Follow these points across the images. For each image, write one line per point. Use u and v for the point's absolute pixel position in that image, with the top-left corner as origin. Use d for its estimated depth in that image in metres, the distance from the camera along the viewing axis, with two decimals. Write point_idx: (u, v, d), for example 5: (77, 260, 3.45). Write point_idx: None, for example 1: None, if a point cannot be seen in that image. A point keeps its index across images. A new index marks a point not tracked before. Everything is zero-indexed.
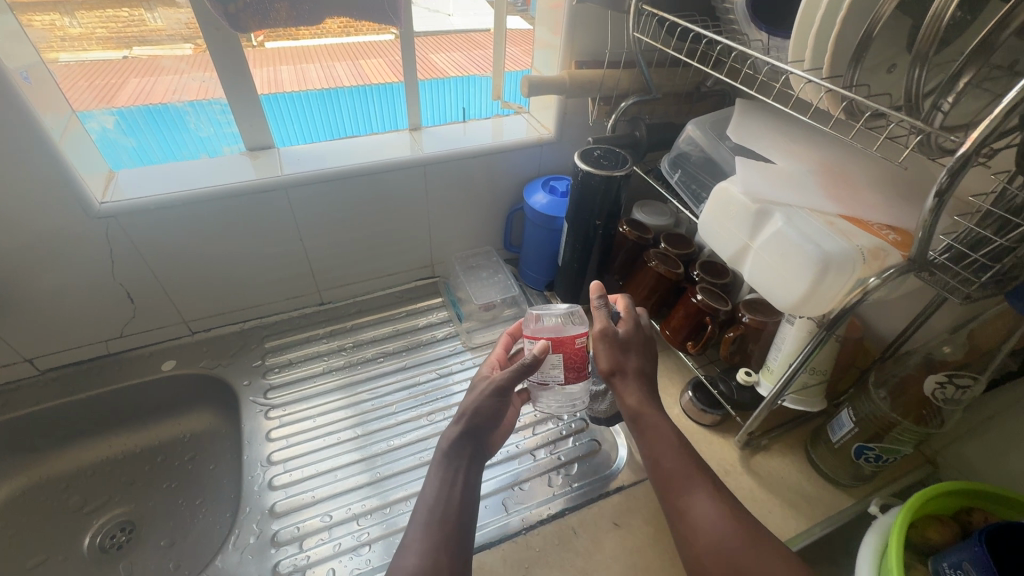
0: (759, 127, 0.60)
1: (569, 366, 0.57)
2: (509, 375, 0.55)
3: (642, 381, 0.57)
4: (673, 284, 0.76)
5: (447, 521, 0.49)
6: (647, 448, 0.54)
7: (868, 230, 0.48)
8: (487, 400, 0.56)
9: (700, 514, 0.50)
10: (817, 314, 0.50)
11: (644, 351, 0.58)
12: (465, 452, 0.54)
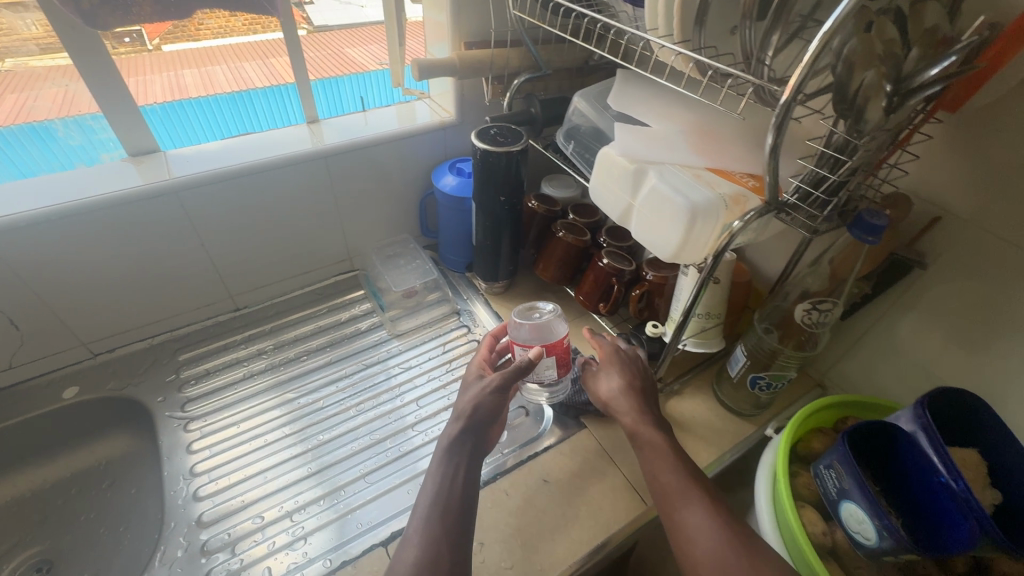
0: (636, 95, 0.64)
1: (561, 363, 0.65)
2: (507, 374, 0.61)
3: (638, 398, 0.63)
4: (582, 251, 0.79)
5: (449, 510, 0.51)
6: (648, 465, 0.57)
7: (730, 179, 0.53)
8: (487, 397, 0.61)
9: (696, 527, 0.51)
10: (696, 260, 0.55)
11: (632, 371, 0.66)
12: (465, 448, 0.57)
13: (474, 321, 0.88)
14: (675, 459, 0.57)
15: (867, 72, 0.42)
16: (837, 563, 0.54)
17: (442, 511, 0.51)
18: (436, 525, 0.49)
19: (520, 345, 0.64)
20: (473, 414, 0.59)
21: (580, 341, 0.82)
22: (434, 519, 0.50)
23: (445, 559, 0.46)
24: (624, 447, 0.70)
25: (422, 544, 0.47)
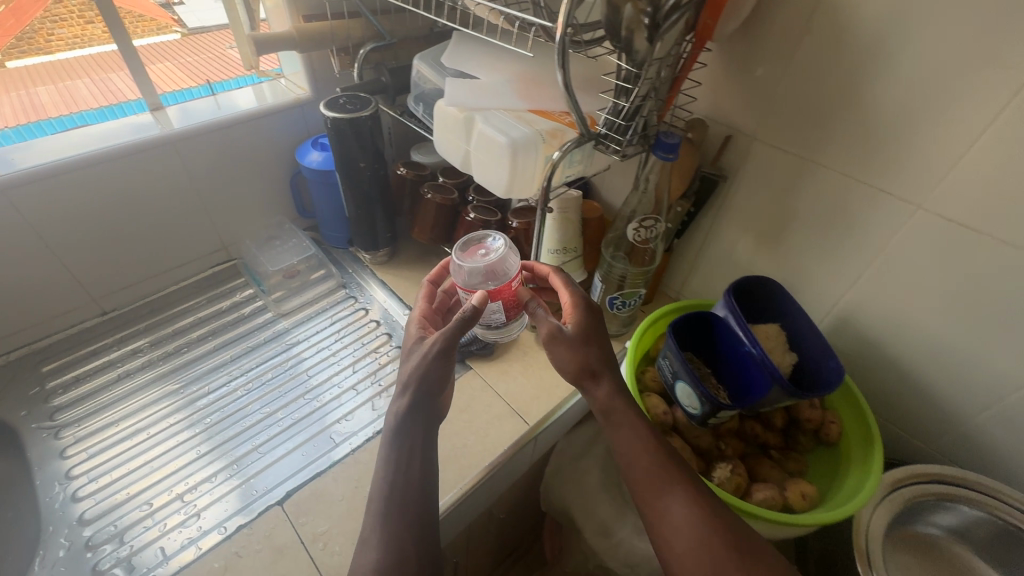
0: (469, 53, 0.69)
1: (508, 305, 0.64)
2: (448, 334, 0.55)
3: (614, 372, 0.58)
4: (451, 209, 0.84)
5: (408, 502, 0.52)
6: (628, 456, 0.54)
7: (549, 117, 0.59)
8: (433, 362, 0.56)
9: (674, 517, 0.50)
10: (531, 195, 0.61)
11: (598, 337, 0.58)
12: (416, 426, 0.55)
13: (360, 291, 0.90)
14: (657, 452, 0.54)
15: (627, 8, 0.49)
16: (679, 435, 0.64)
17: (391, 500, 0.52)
18: (396, 522, 0.51)
19: (466, 289, 0.62)
20: (421, 383, 0.56)
21: None
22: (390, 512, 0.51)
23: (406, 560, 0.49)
24: (507, 380, 0.76)
25: (381, 548, 0.49)
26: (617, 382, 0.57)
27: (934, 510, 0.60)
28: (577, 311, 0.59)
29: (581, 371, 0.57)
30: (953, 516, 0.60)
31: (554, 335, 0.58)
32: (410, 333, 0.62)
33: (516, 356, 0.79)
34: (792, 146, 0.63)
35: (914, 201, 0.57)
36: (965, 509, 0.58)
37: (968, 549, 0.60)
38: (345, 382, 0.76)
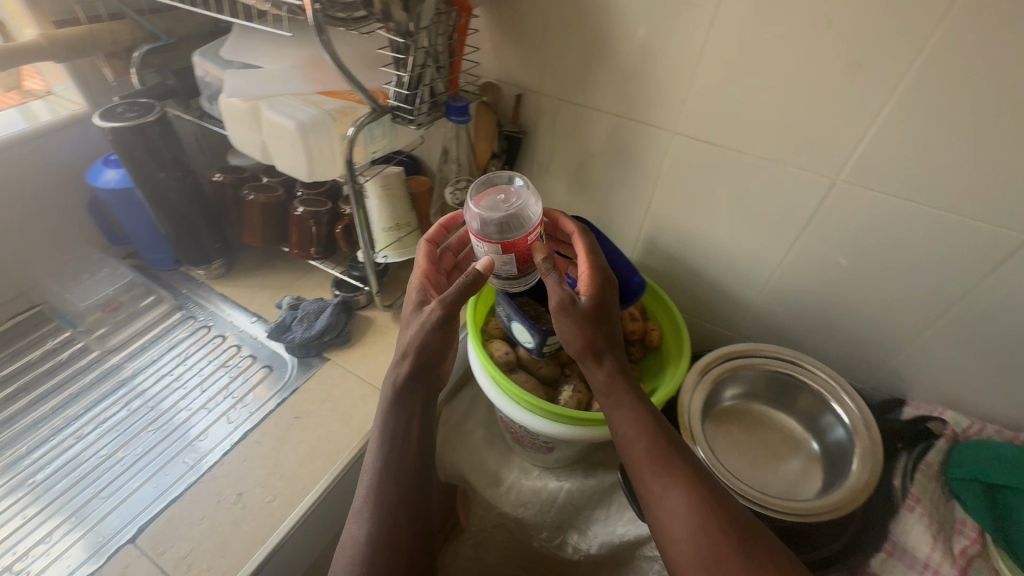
0: (250, 42, 0.67)
1: (524, 262, 0.56)
2: (447, 302, 0.53)
3: (618, 352, 0.56)
4: (278, 206, 0.82)
5: (407, 463, 0.54)
6: (627, 437, 0.54)
7: (337, 97, 0.61)
8: (430, 334, 0.54)
9: (671, 506, 0.51)
10: (338, 175, 0.64)
11: (606, 318, 0.56)
12: (416, 398, 0.57)
13: (200, 308, 0.85)
14: (659, 433, 0.53)
15: None
16: (525, 370, 0.70)
17: (383, 466, 0.54)
18: (388, 487, 0.53)
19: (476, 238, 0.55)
20: (418, 357, 0.55)
21: (311, 290, 0.86)
22: (383, 479, 0.53)
23: (398, 515, 0.52)
24: (368, 361, 0.78)
25: (372, 519, 0.51)
26: (620, 365, 0.56)
27: (732, 382, 0.74)
28: (592, 284, 0.57)
29: (584, 350, 0.55)
30: (745, 383, 0.75)
31: (564, 308, 0.54)
32: (412, 296, 0.59)
33: (374, 337, 0.81)
34: (571, 96, 0.71)
35: (668, 128, 0.67)
36: (747, 373, 0.73)
37: (762, 404, 0.76)
38: (194, 403, 0.73)
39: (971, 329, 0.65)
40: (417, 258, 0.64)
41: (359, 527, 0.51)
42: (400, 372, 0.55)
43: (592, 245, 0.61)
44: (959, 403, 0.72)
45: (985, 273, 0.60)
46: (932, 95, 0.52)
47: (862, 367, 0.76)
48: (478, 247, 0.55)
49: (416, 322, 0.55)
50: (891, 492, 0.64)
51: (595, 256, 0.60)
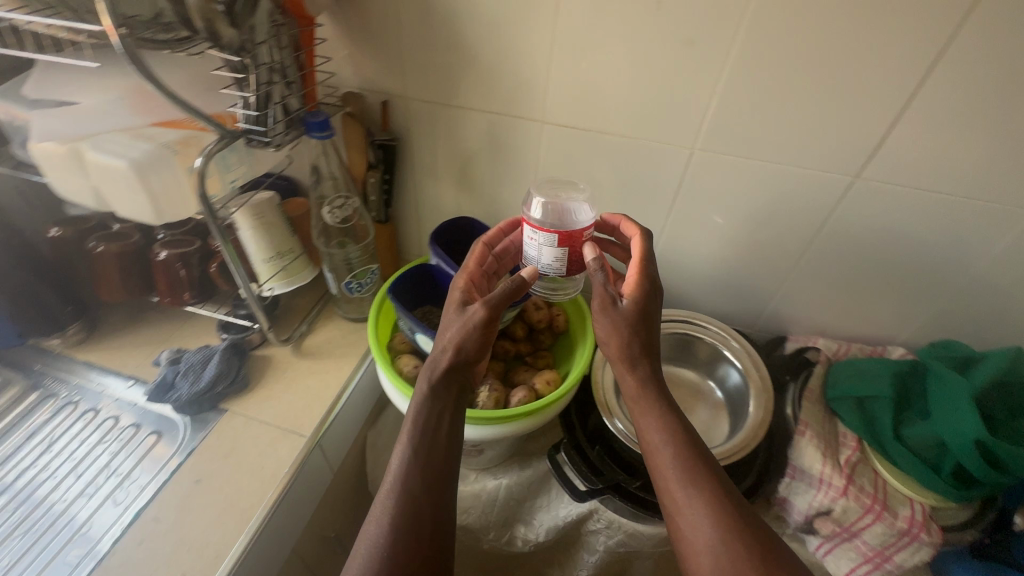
0: (59, 76, 0.58)
1: (574, 263, 0.58)
2: (492, 302, 0.54)
3: (656, 364, 0.56)
4: (136, 253, 0.73)
5: (438, 458, 0.53)
6: (653, 444, 0.54)
7: (176, 126, 0.56)
8: (472, 334, 0.55)
9: (689, 516, 0.49)
10: (194, 210, 0.59)
11: (650, 324, 0.56)
12: (450, 392, 0.57)
13: (60, 383, 0.74)
14: (685, 438, 0.53)
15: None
16: None
17: (416, 459, 0.53)
18: (417, 484, 0.51)
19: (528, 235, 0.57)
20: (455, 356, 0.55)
21: (195, 338, 0.78)
22: (415, 473, 0.52)
23: (423, 513, 0.50)
24: (271, 403, 0.72)
25: (397, 514, 0.50)
26: (654, 371, 0.55)
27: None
28: (638, 289, 0.56)
29: (619, 353, 0.56)
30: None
31: (607, 306, 0.55)
32: (454, 296, 0.60)
33: (275, 376, 0.75)
34: (438, 97, 0.70)
35: (536, 118, 0.69)
36: None
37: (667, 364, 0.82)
38: (69, 493, 0.64)
39: (822, 265, 0.74)
40: (467, 258, 0.64)
41: (378, 525, 0.50)
42: (426, 378, 0.55)
43: (648, 252, 0.59)
44: (825, 329, 0.82)
45: (825, 215, 0.68)
46: (754, 64, 0.58)
47: (746, 314, 0.84)
48: (533, 243, 0.57)
49: (456, 320, 0.56)
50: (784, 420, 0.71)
51: (650, 263, 0.58)
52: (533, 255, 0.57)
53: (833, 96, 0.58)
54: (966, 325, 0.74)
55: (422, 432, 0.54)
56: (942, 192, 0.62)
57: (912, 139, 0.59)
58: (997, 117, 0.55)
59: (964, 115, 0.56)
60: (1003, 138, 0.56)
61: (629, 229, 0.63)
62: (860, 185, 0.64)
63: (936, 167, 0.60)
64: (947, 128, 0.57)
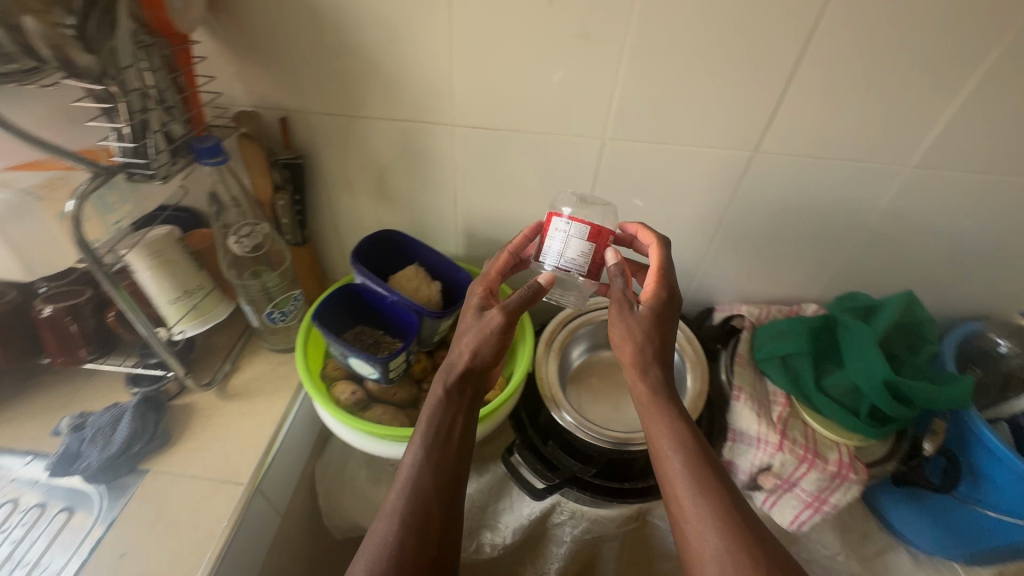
0: None
1: (598, 264, 0.58)
2: (512, 306, 0.56)
3: (669, 373, 0.58)
4: (12, 313, 0.64)
5: (449, 454, 0.54)
6: (661, 445, 0.55)
7: (38, 167, 0.52)
8: (488, 339, 0.56)
9: (693, 516, 0.50)
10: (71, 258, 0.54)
11: (665, 330, 0.58)
12: (465, 398, 0.57)
13: None
14: (692, 442, 0.54)
15: (27, 20, 0.41)
16: (380, 402, 0.66)
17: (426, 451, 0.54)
18: (427, 481, 0.52)
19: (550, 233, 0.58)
20: (470, 360, 0.56)
21: (100, 396, 0.71)
22: (425, 470, 0.53)
23: (432, 513, 0.51)
24: (199, 454, 0.66)
25: (408, 508, 0.51)
26: (665, 376, 0.57)
27: (576, 340, 0.80)
28: (656, 296, 0.59)
29: (634, 357, 0.58)
30: (587, 336, 0.81)
31: (623, 308, 0.58)
32: (474, 302, 0.62)
33: (201, 424, 0.69)
34: (341, 108, 0.67)
35: (447, 121, 0.68)
36: (586, 330, 0.80)
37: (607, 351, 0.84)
38: None
39: (737, 235, 0.78)
40: (490, 265, 0.66)
41: (385, 529, 0.50)
42: (441, 384, 0.56)
43: (668, 261, 0.61)
44: (747, 294, 0.87)
45: (733, 189, 0.72)
46: (649, 52, 0.59)
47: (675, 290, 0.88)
48: (560, 234, 0.57)
49: (475, 325, 0.58)
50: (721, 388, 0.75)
51: (669, 272, 0.60)
52: (557, 249, 0.57)
53: (726, 76, 0.61)
54: (865, 274, 0.81)
55: (435, 436, 0.55)
56: (831, 157, 0.67)
57: (799, 111, 0.63)
58: (868, 85, 0.60)
59: (840, 85, 0.60)
60: (875, 104, 0.62)
61: (645, 237, 0.65)
62: (760, 158, 0.68)
63: (823, 135, 0.65)
64: (827, 98, 0.61)
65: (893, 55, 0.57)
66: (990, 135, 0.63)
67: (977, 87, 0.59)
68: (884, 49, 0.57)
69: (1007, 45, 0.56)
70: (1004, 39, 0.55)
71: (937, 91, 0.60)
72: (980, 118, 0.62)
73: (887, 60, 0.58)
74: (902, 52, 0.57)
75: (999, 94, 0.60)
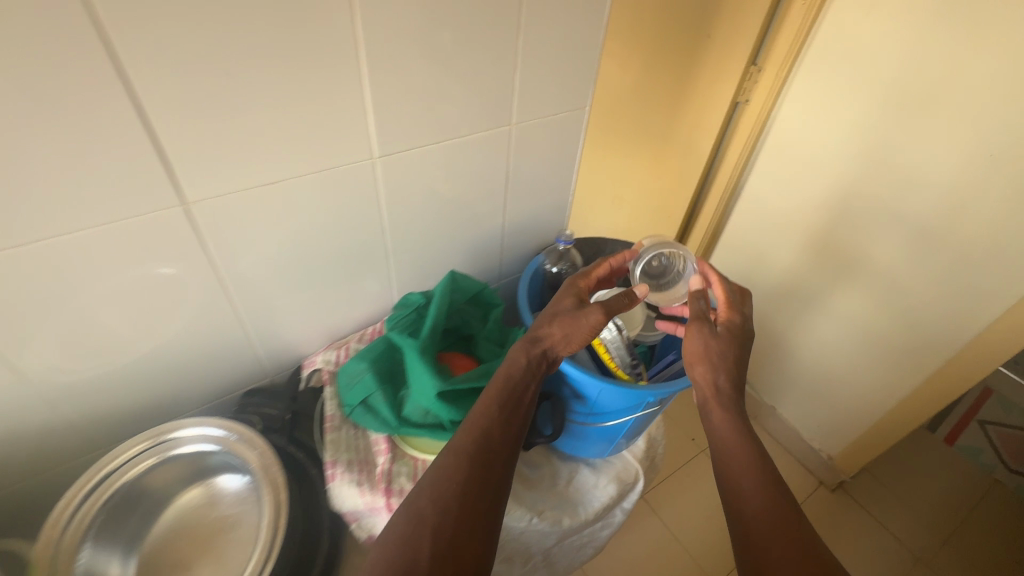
0: None
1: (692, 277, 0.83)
2: (614, 305, 0.67)
3: (734, 393, 0.71)
4: None
5: (511, 419, 0.60)
6: (722, 434, 0.68)
7: None
8: (585, 325, 0.65)
9: (749, 488, 0.62)
10: None
11: (734, 348, 0.73)
12: (535, 373, 0.64)
13: None
14: (756, 459, 0.64)
15: None
16: None
17: (502, 406, 0.60)
18: (493, 417, 0.58)
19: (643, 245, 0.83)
20: (560, 340, 0.65)
21: None
22: (500, 419, 0.59)
23: (490, 489, 0.54)
24: None
25: (466, 434, 0.57)
26: (730, 391, 0.71)
27: (104, 555, 0.55)
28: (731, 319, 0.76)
29: (702, 355, 0.73)
30: (117, 538, 0.57)
31: (699, 325, 0.74)
32: (574, 287, 0.72)
33: None
34: None
35: None
36: (101, 521, 0.55)
37: (168, 508, 0.61)
38: None
39: (262, 285, 0.66)
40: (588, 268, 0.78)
41: (450, 482, 0.53)
42: (529, 352, 0.63)
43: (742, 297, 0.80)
44: (333, 328, 0.78)
45: (205, 252, 0.58)
46: None
47: (245, 365, 0.72)
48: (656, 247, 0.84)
49: (575, 313, 0.66)
50: (309, 480, 0.64)
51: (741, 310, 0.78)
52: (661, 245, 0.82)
53: (35, 121, 0.43)
54: (425, 261, 0.80)
55: (507, 406, 0.60)
56: (285, 177, 0.57)
57: (194, 137, 0.50)
58: (243, 86, 0.50)
59: (216, 96, 0.49)
60: (279, 101, 0.52)
61: None
62: (201, 208, 0.54)
63: (248, 160, 0.54)
64: (217, 112, 0.50)
65: (245, 45, 0.47)
66: (420, 99, 0.60)
67: (369, 56, 0.54)
68: (229, 40, 0.46)
69: (360, 7, 0.51)
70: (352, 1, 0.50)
71: (333, 73, 0.53)
72: (398, 87, 0.58)
73: (245, 51, 0.48)
74: (253, 38, 0.47)
75: (397, 60, 0.56)
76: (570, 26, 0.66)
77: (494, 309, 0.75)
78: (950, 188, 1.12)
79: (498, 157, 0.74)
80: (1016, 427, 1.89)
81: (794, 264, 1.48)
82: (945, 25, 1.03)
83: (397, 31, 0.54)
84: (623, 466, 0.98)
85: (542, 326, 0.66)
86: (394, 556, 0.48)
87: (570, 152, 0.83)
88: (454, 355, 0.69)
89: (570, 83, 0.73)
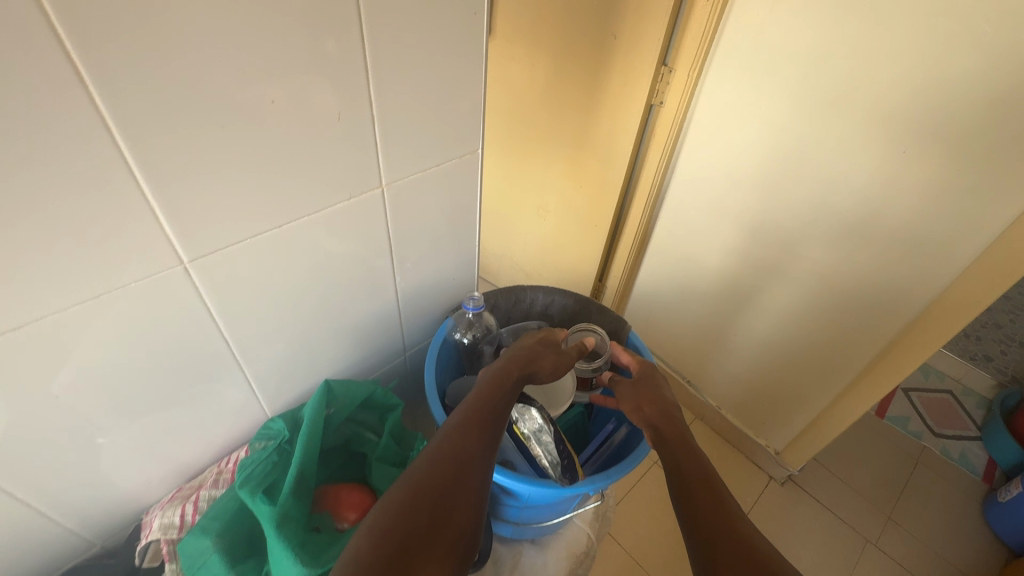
0: None
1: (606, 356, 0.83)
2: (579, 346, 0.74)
3: (675, 421, 0.70)
4: None
5: (500, 411, 0.61)
6: (674, 450, 0.65)
7: None
8: (562, 360, 0.71)
9: (705, 507, 0.58)
10: None
11: (662, 391, 0.75)
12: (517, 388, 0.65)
13: None
14: (705, 474, 0.61)
15: None
16: None
17: (491, 403, 0.61)
18: (483, 410, 0.60)
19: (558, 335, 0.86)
20: (540, 363, 0.69)
21: None
22: (488, 409, 0.60)
23: (474, 472, 0.55)
24: None
25: (458, 419, 0.58)
26: (672, 416, 0.70)
27: None
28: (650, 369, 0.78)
29: (635, 401, 0.74)
30: None
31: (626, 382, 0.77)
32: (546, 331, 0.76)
33: None
34: None
35: None
36: None
37: None
38: None
39: (52, 451, 0.49)
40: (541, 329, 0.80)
41: (439, 464, 0.54)
42: (513, 368, 0.66)
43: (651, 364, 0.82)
44: (186, 462, 0.61)
45: None
46: None
47: (51, 540, 0.54)
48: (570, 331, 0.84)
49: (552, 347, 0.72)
50: None
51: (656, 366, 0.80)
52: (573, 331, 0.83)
53: None
54: (298, 354, 0.64)
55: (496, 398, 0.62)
56: (30, 320, 0.41)
57: None
58: None
59: None
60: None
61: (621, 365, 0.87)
62: None
63: None
64: None
65: None
66: (239, 170, 0.46)
67: (128, 127, 0.39)
68: None
69: (104, 87, 0.36)
70: (87, 80, 0.35)
71: (83, 166, 0.38)
72: (200, 171, 0.44)
73: None
74: None
75: (189, 137, 0.42)
76: (431, 63, 0.55)
77: (392, 411, 0.65)
78: (862, 185, 1.10)
79: (369, 225, 0.61)
80: (935, 391, 2.00)
81: (724, 267, 1.44)
82: (835, 24, 1.00)
83: (168, 89, 0.39)
84: (574, 537, 0.88)
85: (529, 350, 0.70)
86: (385, 532, 0.48)
87: (462, 202, 0.71)
88: (342, 488, 0.57)
89: (445, 126, 0.62)
